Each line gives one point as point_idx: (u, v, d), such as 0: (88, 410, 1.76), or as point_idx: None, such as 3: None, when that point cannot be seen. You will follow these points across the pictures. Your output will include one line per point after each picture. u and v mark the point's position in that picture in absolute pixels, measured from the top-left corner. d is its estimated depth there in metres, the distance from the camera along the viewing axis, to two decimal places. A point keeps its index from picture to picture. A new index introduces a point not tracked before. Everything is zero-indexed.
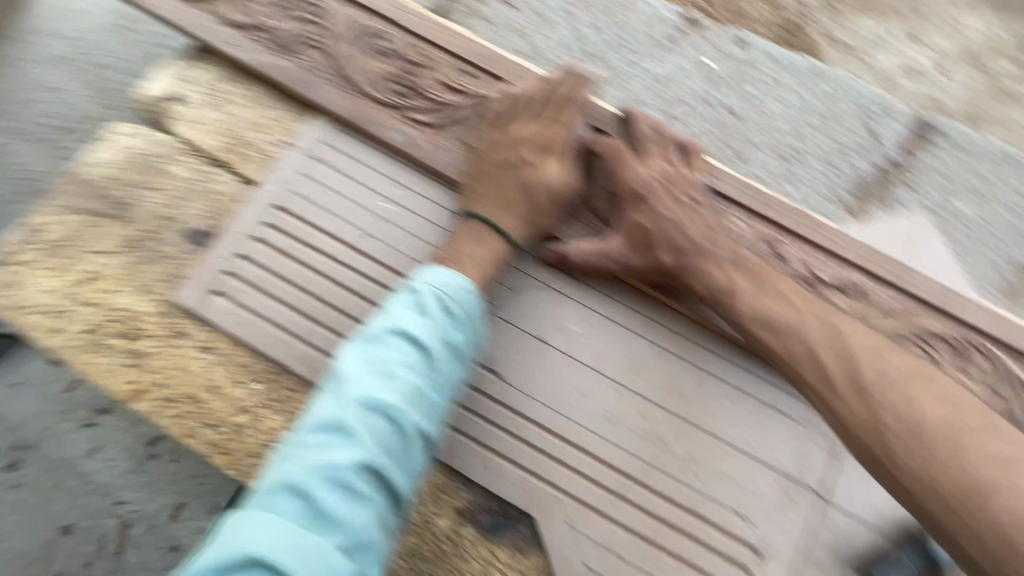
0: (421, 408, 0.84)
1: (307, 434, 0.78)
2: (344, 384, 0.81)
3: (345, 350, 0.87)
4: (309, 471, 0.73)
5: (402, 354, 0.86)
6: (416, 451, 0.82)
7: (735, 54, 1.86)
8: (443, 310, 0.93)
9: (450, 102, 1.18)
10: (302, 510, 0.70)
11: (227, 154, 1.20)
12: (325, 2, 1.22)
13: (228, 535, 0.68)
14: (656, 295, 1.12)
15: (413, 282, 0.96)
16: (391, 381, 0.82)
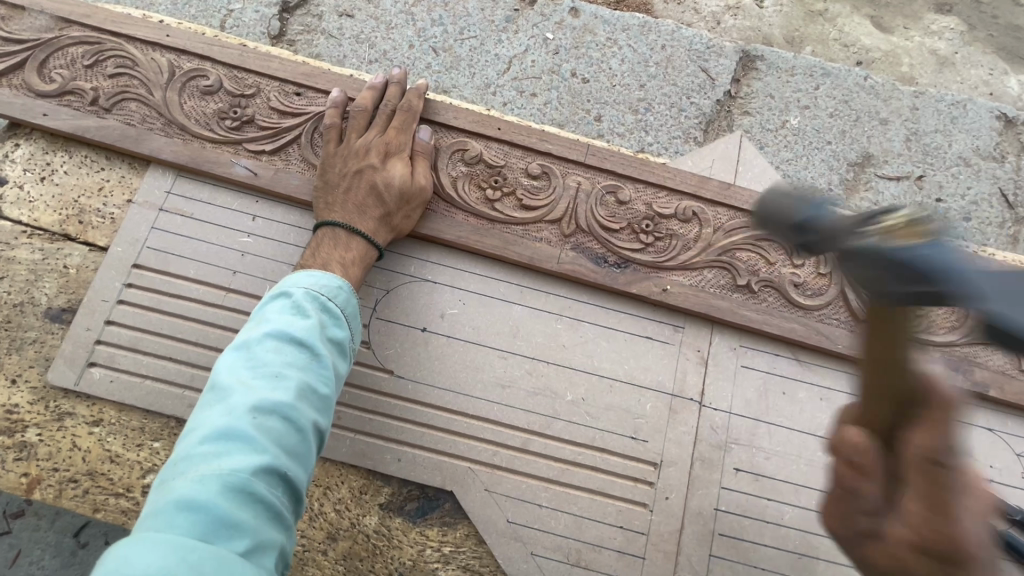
0: (313, 404, 0.87)
1: (197, 448, 0.76)
2: (229, 394, 0.82)
3: (223, 364, 0.87)
4: (201, 482, 0.71)
5: (284, 355, 0.88)
6: (311, 447, 0.85)
7: (569, 25, 1.98)
8: (321, 311, 0.97)
9: (283, 125, 1.23)
10: (198, 522, 0.68)
11: (74, 226, 1.19)
12: (139, 56, 1.26)
13: (113, 569, 0.62)
14: (521, 262, 1.20)
15: (286, 287, 0.98)
16: (280, 381, 0.85)
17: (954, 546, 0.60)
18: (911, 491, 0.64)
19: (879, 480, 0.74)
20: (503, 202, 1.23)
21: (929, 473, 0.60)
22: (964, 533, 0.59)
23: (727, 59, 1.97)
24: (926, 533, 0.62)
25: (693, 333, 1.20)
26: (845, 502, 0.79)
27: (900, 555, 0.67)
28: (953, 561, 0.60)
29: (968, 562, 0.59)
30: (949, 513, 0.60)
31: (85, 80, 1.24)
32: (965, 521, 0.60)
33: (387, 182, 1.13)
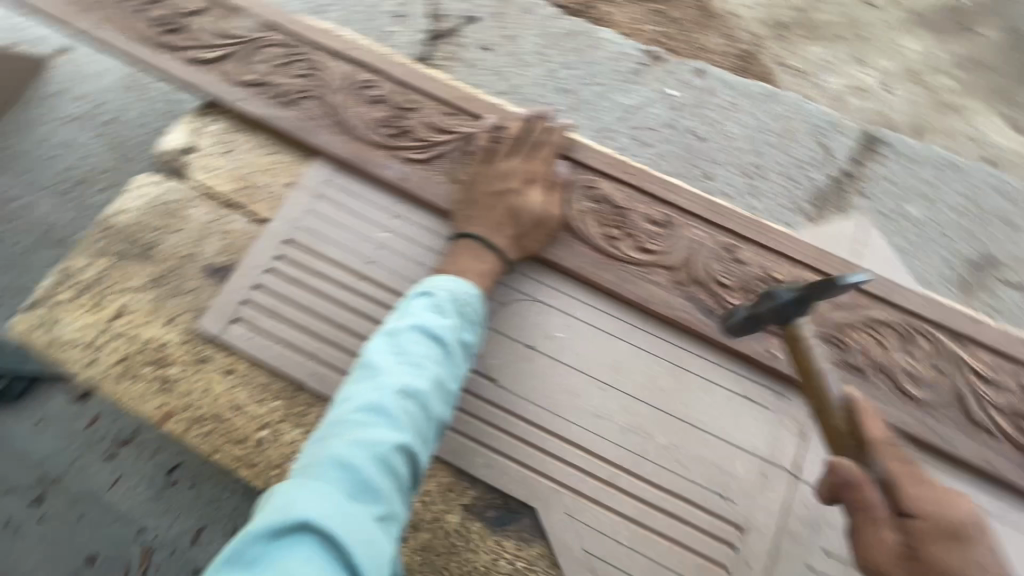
0: (441, 396, 0.99)
1: (349, 414, 0.89)
2: (378, 374, 0.95)
3: (375, 345, 1.00)
4: (353, 446, 0.85)
5: (425, 348, 1.00)
6: (434, 434, 0.96)
7: (694, 84, 2.05)
8: (459, 313, 1.08)
9: (435, 139, 1.35)
10: (346, 480, 0.81)
11: (244, 198, 1.35)
12: (323, 61, 1.43)
13: (282, 502, 0.77)
14: (632, 301, 1.24)
15: (432, 286, 1.10)
16: (420, 372, 0.97)
17: (941, 518, 0.80)
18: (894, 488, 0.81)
19: (888, 524, 0.82)
20: (623, 241, 1.28)
21: (893, 453, 0.84)
22: (935, 497, 0.81)
23: (848, 138, 1.96)
24: (937, 519, 0.79)
25: (794, 403, 1.19)
26: (884, 548, 0.81)
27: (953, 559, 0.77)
28: (955, 531, 0.79)
29: (959, 533, 0.79)
30: (928, 486, 0.82)
31: (275, 76, 1.43)
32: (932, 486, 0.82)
33: (526, 207, 1.22)
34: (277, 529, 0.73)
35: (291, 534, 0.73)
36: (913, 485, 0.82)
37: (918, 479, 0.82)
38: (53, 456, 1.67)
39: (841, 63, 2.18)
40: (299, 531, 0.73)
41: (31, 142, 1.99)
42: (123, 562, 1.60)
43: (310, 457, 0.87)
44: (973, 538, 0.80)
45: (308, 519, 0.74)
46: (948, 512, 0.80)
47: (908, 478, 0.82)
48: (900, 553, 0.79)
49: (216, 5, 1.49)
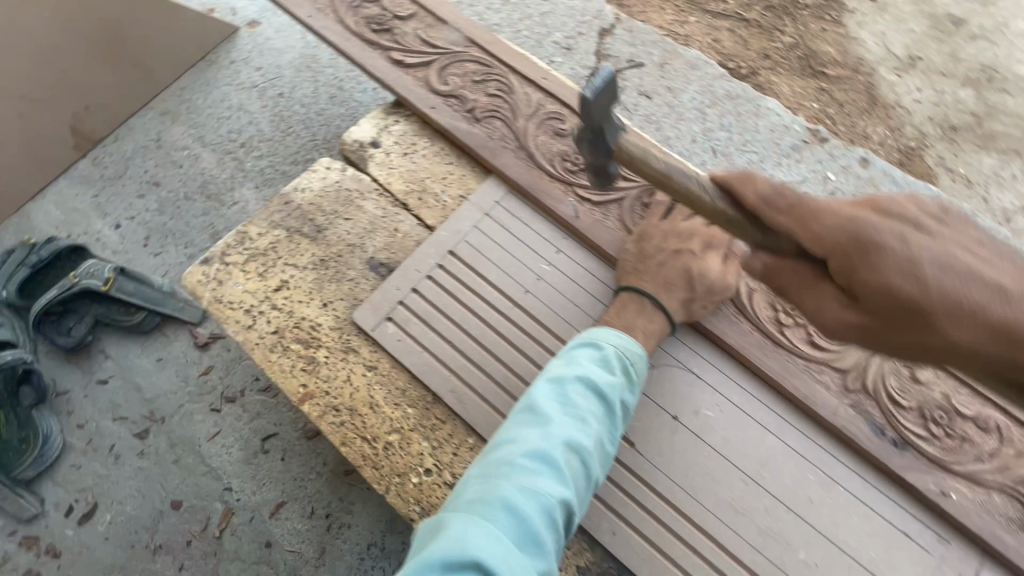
0: (601, 457, 0.95)
1: (517, 457, 0.87)
2: (546, 421, 0.92)
3: (541, 389, 0.98)
4: (522, 493, 0.82)
5: (592, 404, 0.97)
6: (588, 496, 0.92)
7: (856, 172, 1.96)
8: (624, 372, 1.04)
9: (613, 184, 1.34)
10: (516, 529, 0.78)
11: (415, 201, 1.39)
12: (516, 85, 1.46)
13: (456, 537, 0.75)
14: (791, 396, 1.17)
15: (600, 338, 1.07)
16: (586, 428, 0.93)
17: (862, 262, 0.82)
18: (909, 316, 0.79)
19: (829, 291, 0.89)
20: (792, 329, 1.22)
21: (806, 229, 0.88)
22: (965, 270, 0.78)
23: None
24: (862, 274, 0.82)
25: (959, 553, 1.07)
26: (820, 302, 0.90)
27: (966, 285, 0.77)
28: (861, 246, 0.82)
29: (894, 293, 0.80)
30: (868, 253, 0.82)
31: (468, 90, 1.47)
32: (936, 254, 0.79)
33: (699, 272, 1.17)
34: (455, 568, 0.71)
35: None
36: (912, 249, 0.80)
37: (860, 255, 0.83)
38: (169, 395, 1.76)
39: (1013, 179, 2.10)
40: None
41: (210, 101, 2.14)
42: (203, 515, 1.63)
43: (472, 492, 0.84)
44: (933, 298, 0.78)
45: (485, 565, 0.72)
46: (885, 272, 0.80)
47: (840, 251, 0.85)
48: (860, 325, 0.86)
49: (425, 15, 1.56)
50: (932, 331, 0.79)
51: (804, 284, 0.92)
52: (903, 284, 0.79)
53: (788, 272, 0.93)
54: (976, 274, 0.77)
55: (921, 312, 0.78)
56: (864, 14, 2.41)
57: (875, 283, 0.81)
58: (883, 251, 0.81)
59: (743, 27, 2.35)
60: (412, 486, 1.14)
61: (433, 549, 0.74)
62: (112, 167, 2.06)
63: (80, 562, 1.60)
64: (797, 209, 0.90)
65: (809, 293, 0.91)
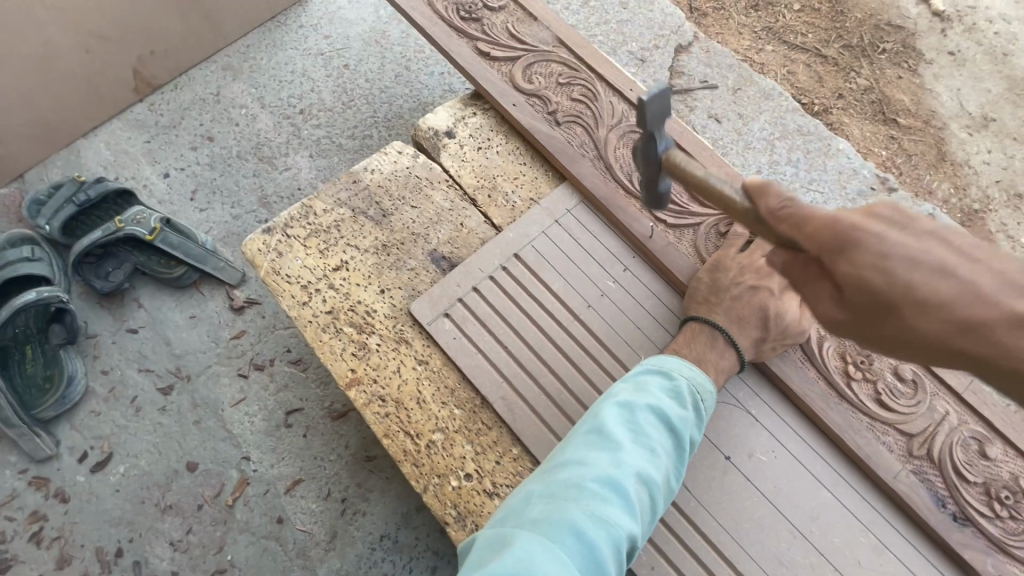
0: (665, 492, 0.91)
1: (585, 481, 0.84)
2: (617, 447, 0.89)
3: (610, 411, 0.94)
4: (591, 521, 0.78)
5: (661, 436, 0.93)
6: (649, 530, 0.89)
7: None
8: (694, 407, 1.00)
9: (691, 209, 1.30)
10: (583, 556, 0.75)
11: (484, 198, 1.35)
12: (601, 93, 1.42)
13: (524, 556, 0.71)
14: (852, 453, 1.13)
15: (672, 368, 1.03)
16: (655, 461, 0.90)
17: (856, 271, 0.68)
18: (891, 316, 0.67)
19: (828, 288, 0.73)
20: (859, 384, 1.17)
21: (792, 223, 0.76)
22: (970, 273, 0.63)
23: None
24: (850, 274, 0.68)
25: None
26: (819, 301, 0.75)
27: (944, 284, 0.64)
28: (839, 243, 0.69)
29: (889, 302, 0.66)
30: (854, 256, 0.68)
31: (551, 91, 1.43)
32: (945, 258, 0.64)
33: (774, 313, 1.13)
34: None
35: None
36: (897, 244, 0.66)
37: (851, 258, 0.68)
38: (198, 353, 1.73)
39: None
40: None
41: (274, 62, 2.10)
42: (217, 481, 1.59)
43: (538, 510, 0.81)
44: (925, 307, 0.64)
45: None
46: (890, 287, 0.66)
47: (835, 254, 0.70)
48: (843, 321, 0.73)
49: (516, 8, 1.51)
50: (914, 331, 0.66)
51: (800, 279, 0.77)
52: (884, 283, 0.66)
53: (797, 267, 0.77)
54: (966, 275, 0.63)
55: (904, 313, 0.66)
56: (942, 66, 2.33)
57: (859, 285, 0.68)
58: (892, 254, 0.66)
59: (820, 63, 2.29)
60: (450, 490, 1.10)
61: (499, 566, 0.70)
62: (168, 115, 2.02)
63: (87, 510, 1.57)
64: (798, 218, 0.75)
65: (805, 291, 0.77)
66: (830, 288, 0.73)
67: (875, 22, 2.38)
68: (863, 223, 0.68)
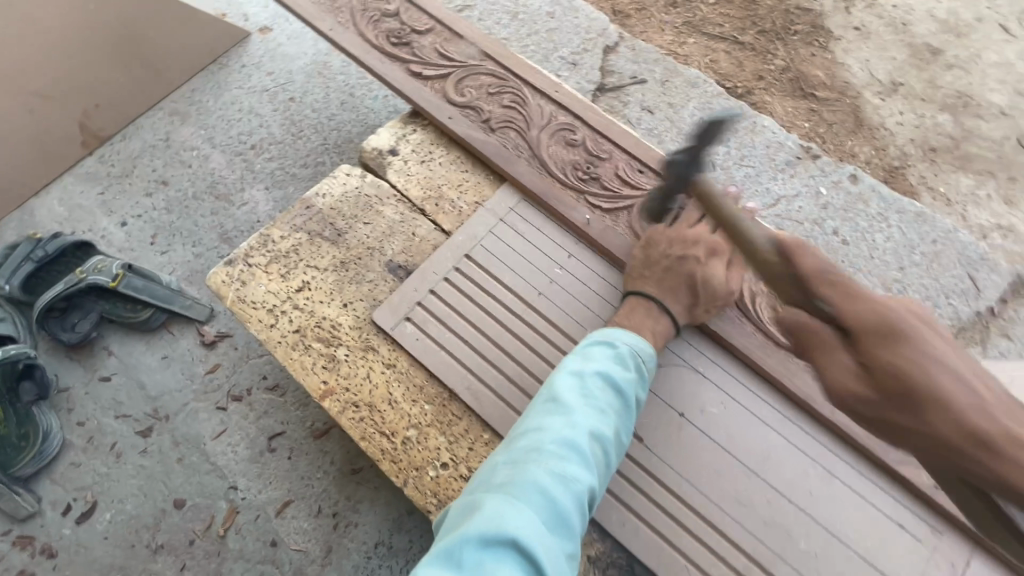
0: (619, 446, 1.00)
1: (544, 443, 0.91)
2: (571, 411, 0.97)
3: (562, 380, 1.02)
4: (551, 477, 0.86)
5: (609, 397, 1.02)
6: (607, 483, 0.97)
7: (847, 189, 2.07)
8: (638, 369, 1.10)
9: (622, 193, 1.41)
10: (546, 510, 0.82)
11: (431, 207, 1.43)
12: (529, 98, 1.53)
13: (492, 513, 0.78)
14: (792, 395, 1.23)
15: (616, 336, 1.12)
16: (607, 419, 0.98)
17: (911, 379, 0.72)
18: (912, 406, 0.72)
19: (841, 348, 0.79)
20: None
21: (840, 286, 0.82)
22: (991, 403, 0.71)
23: (1000, 277, 1.94)
24: (900, 373, 0.73)
25: (948, 543, 1.14)
26: (844, 370, 0.79)
27: (969, 396, 0.70)
28: (892, 330, 0.75)
29: (920, 405, 0.71)
30: (892, 341, 0.75)
31: (483, 101, 1.52)
32: (966, 373, 0.72)
33: (703, 279, 1.23)
34: (494, 541, 0.74)
35: (505, 552, 0.74)
36: (944, 354, 0.73)
37: (921, 354, 0.73)
38: (174, 392, 1.75)
39: (989, 199, 2.23)
40: (512, 550, 0.74)
41: (221, 103, 2.16)
42: (206, 515, 1.61)
43: (503, 476, 0.88)
44: (951, 414, 0.70)
45: (521, 541, 0.75)
46: (934, 385, 0.71)
47: (884, 337, 0.75)
48: (861, 396, 0.77)
49: (442, 28, 1.62)
50: (928, 421, 0.71)
51: (820, 344, 0.81)
52: (921, 378, 0.71)
53: (818, 333, 0.81)
54: (981, 397, 0.71)
55: (926, 411, 0.71)
56: (849, 41, 2.52)
57: (896, 371, 0.73)
58: (926, 352, 0.73)
59: (738, 49, 2.46)
60: (429, 480, 1.16)
61: (470, 524, 0.78)
62: (119, 165, 2.06)
63: (77, 562, 1.57)
64: (847, 289, 0.82)
65: (825, 357, 0.80)
66: (855, 364, 0.78)
67: (784, 7, 2.57)
68: (906, 316, 0.76)
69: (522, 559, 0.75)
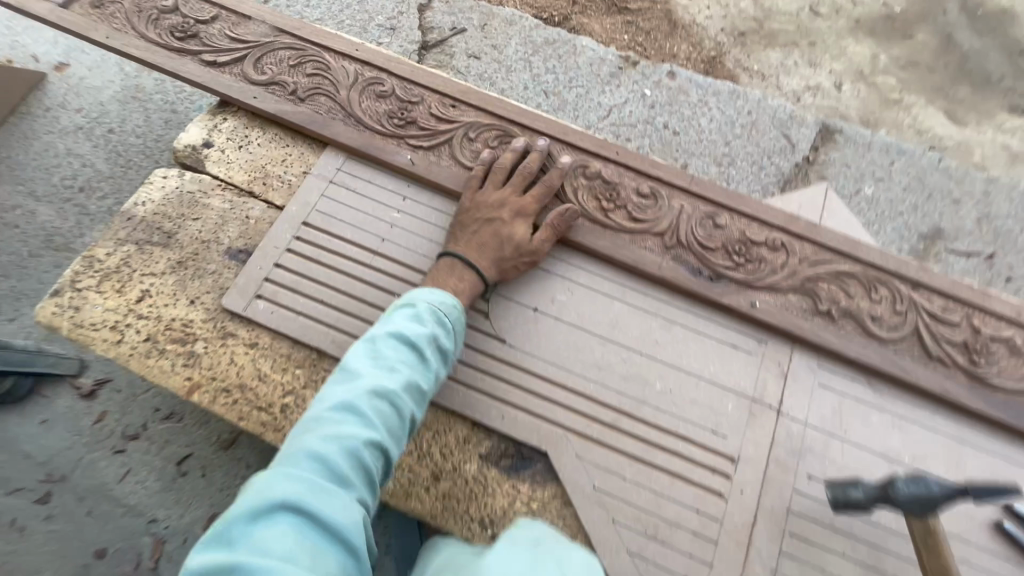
0: (414, 398, 1.05)
1: (325, 412, 0.95)
2: (355, 376, 1.01)
3: (353, 351, 1.06)
4: (326, 440, 0.89)
5: (402, 355, 1.07)
6: (406, 435, 1.02)
7: (668, 84, 2.25)
8: (434, 322, 1.14)
9: (438, 128, 1.48)
10: (318, 471, 0.85)
11: (259, 188, 1.44)
12: (330, 62, 1.55)
13: (255, 488, 0.81)
14: (626, 265, 1.36)
15: (411, 299, 1.17)
16: (395, 375, 1.03)
17: None
18: None
19: None
20: (614, 213, 1.41)
21: None
22: None
23: (808, 129, 2.19)
24: None
25: (775, 350, 1.32)
26: None
27: None
28: None
29: None
30: None
31: (286, 75, 1.53)
32: None
33: (506, 236, 1.30)
34: (249, 512, 0.77)
35: (262, 519, 0.77)
36: None
37: None
38: (64, 451, 1.69)
39: (795, 66, 2.49)
40: (270, 516, 0.77)
41: (34, 153, 2.03)
42: (132, 555, 1.59)
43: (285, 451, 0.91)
44: None
45: (278, 505, 0.78)
46: None
47: None
48: None
49: (228, 15, 1.60)
50: None
51: None
52: None
53: None
54: None
55: None
56: None
57: None
58: None
59: None
60: None
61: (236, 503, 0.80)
62: None
63: None
64: None
65: None
66: None
67: None
68: None
69: (283, 522, 0.77)
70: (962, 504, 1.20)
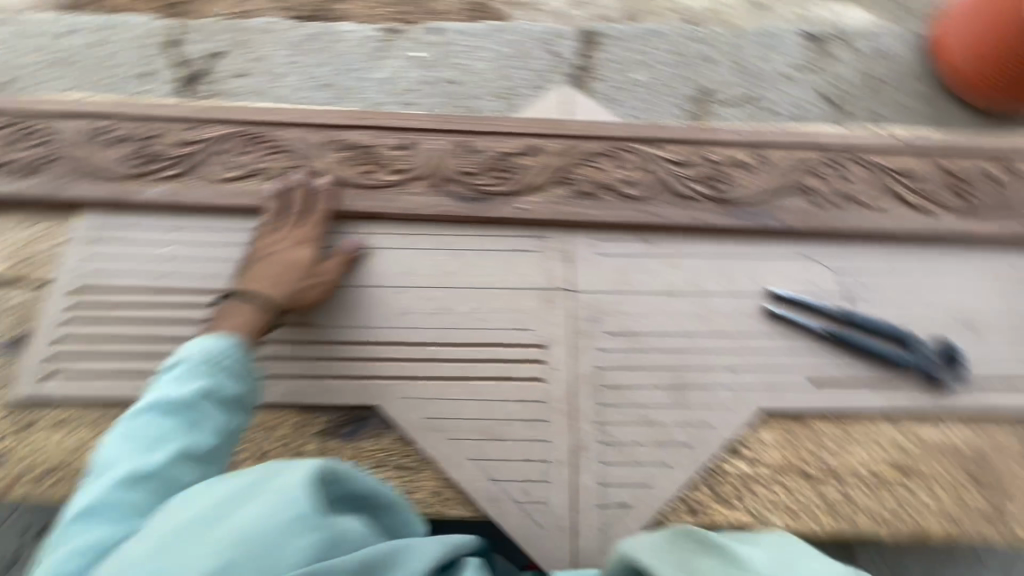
0: (189, 463, 0.91)
1: (74, 523, 0.81)
2: (106, 472, 0.87)
3: (110, 441, 0.93)
4: (68, 557, 0.76)
5: (159, 427, 0.93)
6: None
7: (434, 41, 2.27)
8: (196, 373, 1.00)
9: (183, 153, 1.47)
10: None
11: (21, 272, 1.40)
12: (52, 124, 1.50)
13: None
14: (401, 215, 1.43)
15: (171, 359, 1.04)
16: (153, 450, 0.89)
17: None
18: None
19: None
20: (377, 172, 1.47)
21: None
22: None
23: (573, 39, 2.31)
24: None
25: (555, 240, 1.45)
26: None
27: None
28: None
29: None
30: None
31: (9, 153, 1.47)
32: None
33: (289, 261, 1.29)
34: None
35: None
36: None
37: None
38: None
39: None
40: None
41: None
42: None
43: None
44: None
45: None
46: None
47: None
48: None
49: None
50: None
51: None
52: None
53: None
54: None
55: None
56: None
57: None
58: None
59: None
60: None
61: None
62: None
63: None
64: None
65: None
66: None
67: None
68: None
69: None
70: (734, 307, 1.40)
